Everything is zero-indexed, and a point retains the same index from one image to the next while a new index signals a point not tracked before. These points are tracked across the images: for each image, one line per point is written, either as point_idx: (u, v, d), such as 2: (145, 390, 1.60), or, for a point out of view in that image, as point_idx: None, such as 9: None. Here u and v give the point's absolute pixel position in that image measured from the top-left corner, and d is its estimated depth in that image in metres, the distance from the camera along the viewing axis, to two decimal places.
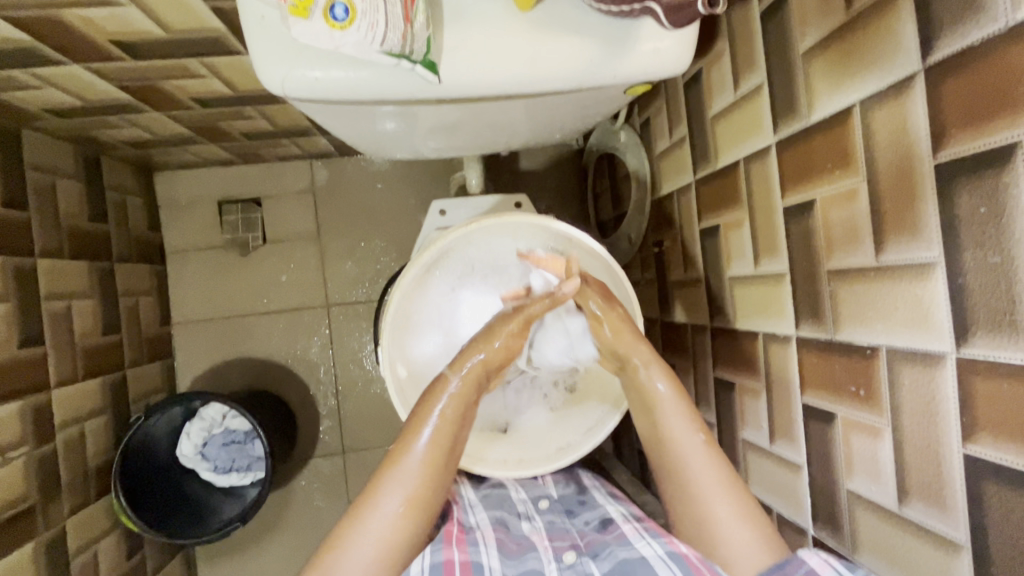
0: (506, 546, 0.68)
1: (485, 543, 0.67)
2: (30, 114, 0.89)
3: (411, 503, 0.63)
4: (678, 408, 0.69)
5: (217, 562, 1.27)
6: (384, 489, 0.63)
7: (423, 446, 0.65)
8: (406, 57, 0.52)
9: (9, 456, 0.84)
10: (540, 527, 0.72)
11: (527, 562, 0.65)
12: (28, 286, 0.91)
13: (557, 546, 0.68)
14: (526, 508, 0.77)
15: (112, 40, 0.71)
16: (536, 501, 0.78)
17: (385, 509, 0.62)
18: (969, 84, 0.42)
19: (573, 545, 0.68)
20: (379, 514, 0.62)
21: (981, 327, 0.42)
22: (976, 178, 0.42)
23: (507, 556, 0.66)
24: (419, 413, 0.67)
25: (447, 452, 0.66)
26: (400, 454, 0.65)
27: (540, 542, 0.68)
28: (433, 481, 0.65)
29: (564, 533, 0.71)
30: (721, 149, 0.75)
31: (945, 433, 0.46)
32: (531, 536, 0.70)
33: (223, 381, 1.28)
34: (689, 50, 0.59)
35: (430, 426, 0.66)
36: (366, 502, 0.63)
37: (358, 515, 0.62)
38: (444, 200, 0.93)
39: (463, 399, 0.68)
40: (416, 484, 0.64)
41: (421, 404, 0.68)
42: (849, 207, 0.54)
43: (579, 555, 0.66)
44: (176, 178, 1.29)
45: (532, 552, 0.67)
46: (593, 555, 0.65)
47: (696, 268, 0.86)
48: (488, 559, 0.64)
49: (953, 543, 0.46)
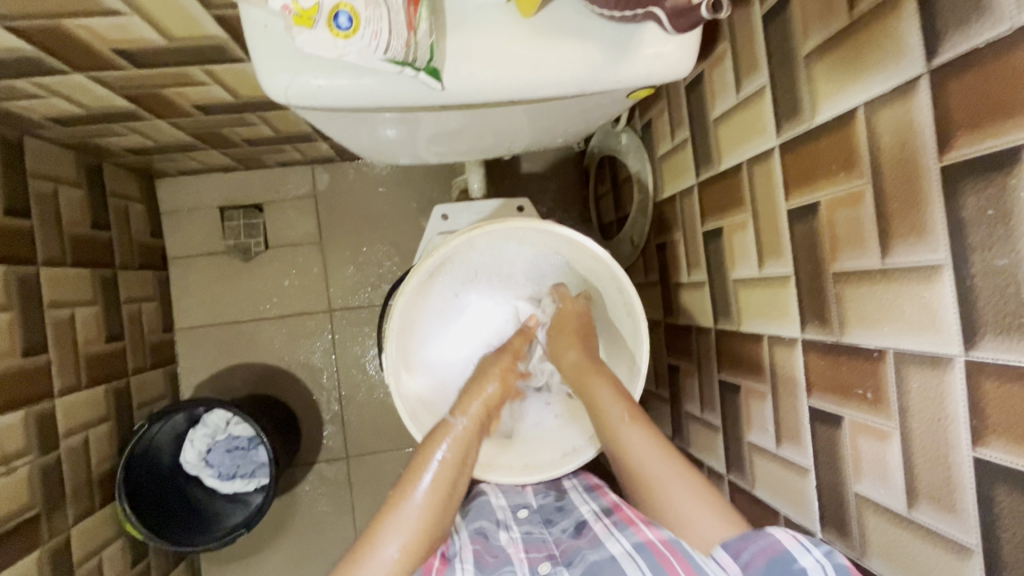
0: (483, 560, 0.66)
1: (462, 560, 0.65)
2: (33, 123, 0.90)
3: (411, 550, 0.61)
4: (617, 407, 0.70)
5: (222, 568, 1.27)
6: (384, 534, 0.61)
7: (424, 491, 0.64)
8: (409, 65, 0.52)
9: (13, 465, 0.84)
10: (518, 538, 0.70)
11: None
12: (31, 294, 0.92)
13: (533, 558, 0.67)
14: (504, 517, 0.75)
15: (114, 49, 0.71)
16: (516, 510, 0.77)
17: (386, 555, 0.60)
18: (974, 87, 0.42)
19: (549, 555, 0.68)
20: (378, 562, 0.59)
21: (990, 330, 0.42)
22: (984, 181, 0.41)
23: (484, 571, 0.65)
24: (418, 460, 0.67)
25: (446, 499, 0.65)
26: (401, 498, 0.63)
27: (517, 555, 0.67)
28: (433, 528, 0.63)
29: (540, 543, 0.70)
30: (724, 151, 0.75)
31: (955, 436, 0.46)
32: (507, 548, 0.69)
33: (227, 387, 1.28)
34: (692, 54, 0.58)
35: (430, 471, 0.65)
36: (364, 550, 0.60)
37: (357, 564, 0.59)
38: (447, 205, 0.93)
39: (462, 444, 0.69)
40: (416, 530, 0.61)
41: (420, 453, 0.67)
42: (854, 209, 0.54)
43: (553, 565, 0.66)
44: (178, 185, 1.29)
45: (509, 565, 0.66)
46: (568, 563, 0.65)
47: (699, 271, 0.85)
48: None
49: (964, 547, 0.46)
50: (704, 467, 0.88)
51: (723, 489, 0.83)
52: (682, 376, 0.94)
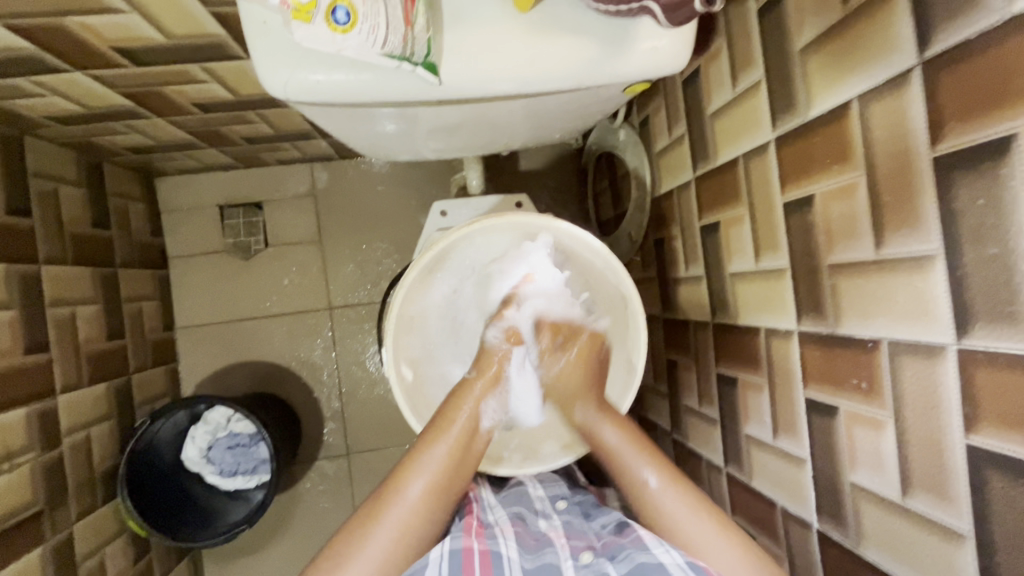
0: (524, 541, 0.66)
1: (504, 536, 0.66)
2: (32, 121, 0.90)
3: (434, 489, 0.65)
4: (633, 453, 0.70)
5: (225, 564, 1.28)
6: (410, 475, 0.66)
7: (447, 438, 0.68)
8: (406, 60, 0.53)
9: (16, 462, 0.84)
10: (558, 526, 0.70)
11: (544, 556, 0.63)
12: (32, 292, 0.92)
13: (574, 546, 0.66)
14: (544, 507, 0.74)
15: (113, 47, 0.71)
16: (554, 501, 0.76)
17: (410, 493, 0.65)
18: (963, 79, 0.42)
19: (590, 546, 0.66)
20: (402, 499, 0.64)
21: (981, 318, 0.43)
22: (975, 171, 0.42)
23: (525, 551, 0.65)
24: (446, 411, 0.71)
25: (468, 443, 0.69)
26: (427, 441, 0.68)
27: (557, 540, 0.66)
28: (458, 469, 0.67)
29: (582, 533, 0.68)
30: (720, 146, 0.76)
31: (948, 423, 0.46)
32: (548, 533, 0.68)
33: (227, 385, 1.29)
34: (687, 49, 0.59)
35: (456, 421, 0.69)
36: (392, 487, 0.65)
37: (384, 498, 0.64)
38: (446, 201, 0.93)
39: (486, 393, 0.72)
40: (440, 471, 0.66)
41: (445, 406, 0.71)
42: (848, 201, 0.54)
43: (596, 555, 0.63)
44: (178, 183, 1.30)
45: (549, 548, 0.65)
46: (610, 556, 0.63)
47: (697, 265, 0.86)
48: (507, 549, 0.64)
49: (957, 533, 0.47)
50: (703, 460, 0.89)
51: (721, 482, 0.84)
52: (681, 371, 0.95)
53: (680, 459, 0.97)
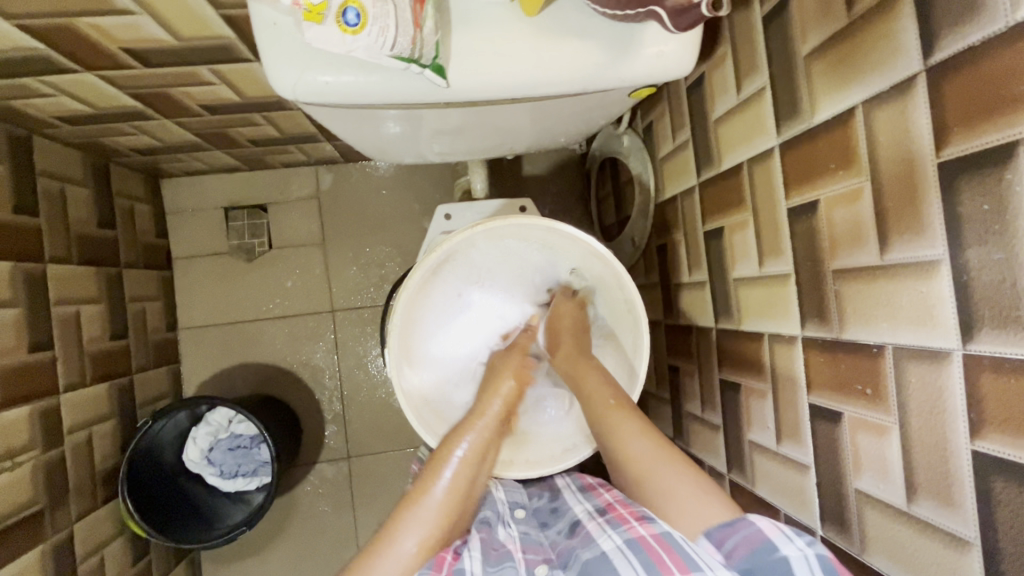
0: (487, 552, 0.64)
1: (467, 548, 0.63)
2: (41, 121, 0.91)
3: (428, 541, 0.61)
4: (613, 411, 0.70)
5: (224, 567, 1.27)
6: (404, 527, 0.61)
7: (443, 484, 0.65)
8: (415, 62, 0.53)
9: (17, 460, 0.84)
10: (516, 535, 0.69)
11: (504, 570, 0.61)
12: (37, 290, 0.92)
13: (531, 559, 0.65)
14: (503, 511, 0.73)
15: (124, 48, 0.72)
16: (513, 508, 0.75)
17: (403, 549, 0.60)
18: (968, 85, 0.42)
19: (547, 559, 0.65)
20: (395, 553, 0.60)
21: (986, 323, 0.43)
22: (979, 176, 0.42)
23: (488, 563, 0.63)
24: (439, 457, 0.68)
25: (465, 489, 0.67)
26: (422, 490, 0.65)
27: (516, 552, 0.65)
28: (451, 523, 0.64)
29: (538, 546, 0.68)
30: (724, 152, 0.76)
31: (953, 430, 0.46)
32: (506, 544, 0.67)
33: (229, 386, 1.29)
34: (692, 53, 0.59)
35: (450, 468, 0.67)
36: (385, 539, 0.61)
37: (377, 553, 0.60)
38: (449, 205, 0.94)
39: (482, 442, 0.70)
40: (435, 520, 0.63)
41: (438, 453, 0.69)
42: (852, 206, 0.55)
43: (551, 568, 0.63)
44: (183, 185, 1.31)
45: (509, 562, 0.63)
46: (564, 565, 0.61)
47: (700, 271, 0.86)
48: (470, 565, 0.60)
49: (962, 540, 0.46)
50: (704, 466, 0.88)
51: (723, 487, 0.83)
52: (682, 377, 0.95)
53: None
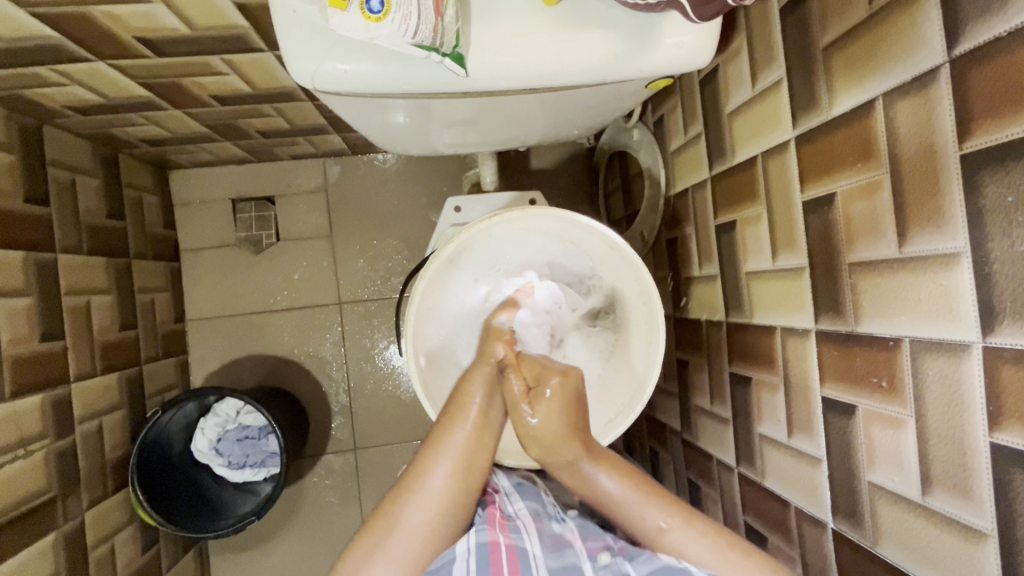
0: (546, 539, 0.66)
1: (527, 532, 0.66)
2: (53, 111, 0.91)
3: (458, 475, 0.65)
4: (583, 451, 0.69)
5: (231, 557, 1.28)
6: (430, 466, 0.64)
7: (463, 430, 0.67)
8: (436, 50, 0.53)
9: (30, 448, 0.85)
10: (573, 528, 0.70)
11: (566, 557, 0.62)
12: (49, 280, 0.93)
13: (592, 547, 0.65)
14: (557, 510, 0.74)
15: (138, 37, 0.72)
16: (567, 508, 0.76)
17: (434, 483, 0.63)
18: (993, 76, 0.42)
19: (608, 547, 0.65)
20: (427, 489, 0.63)
21: (1007, 315, 0.43)
22: (1004, 168, 0.42)
23: (547, 548, 0.64)
24: (456, 400, 0.69)
25: (484, 429, 0.68)
26: (442, 433, 0.66)
27: (576, 542, 0.66)
28: (476, 458, 0.66)
29: (598, 537, 0.68)
30: (738, 145, 0.76)
31: (971, 422, 0.46)
32: (566, 535, 0.68)
33: (236, 378, 1.29)
34: (711, 45, 0.59)
35: (467, 411, 0.67)
36: (414, 478, 0.64)
37: (409, 489, 0.63)
38: (460, 197, 0.94)
39: (496, 377, 0.70)
40: (461, 457, 0.65)
41: (456, 395, 0.69)
42: (870, 199, 0.54)
43: (615, 555, 0.62)
44: (192, 177, 1.31)
45: (570, 550, 0.64)
46: (630, 557, 0.61)
47: (711, 265, 0.86)
48: (531, 545, 0.63)
49: (978, 531, 0.46)
50: (713, 459, 0.89)
51: (732, 481, 0.84)
52: (692, 371, 0.95)
53: (690, 460, 0.97)
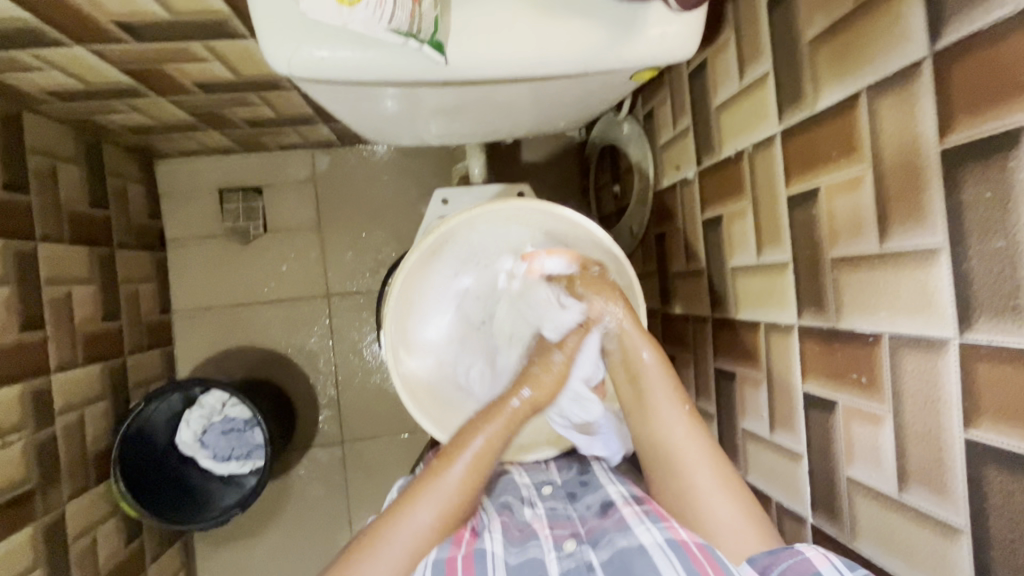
0: (510, 532, 0.68)
1: (489, 530, 0.67)
2: (32, 96, 0.89)
3: (443, 517, 0.66)
4: (664, 400, 0.72)
5: (217, 549, 1.27)
6: (421, 500, 0.66)
7: (460, 468, 0.68)
8: (413, 37, 0.53)
9: (9, 439, 0.84)
10: (542, 514, 0.72)
11: (528, 550, 0.65)
12: (28, 270, 0.91)
13: (558, 535, 0.68)
14: (529, 493, 0.76)
15: (116, 21, 0.70)
16: (540, 487, 0.78)
17: (418, 519, 0.65)
18: (975, 70, 0.42)
19: (574, 533, 0.69)
20: (412, 522, 0.64)
21: (984, 312, 0.43)
22: (983, 164, 0.42)
23: (510, 543, 0.67)
24: (461, 438, 0.70)
25: (482, 473, 0.69)
26: (441, 468, 0.68)
27: (541, 531, 0.68)
28: (466, 501, 0.67)
29: (565, 521, 0.71)
30: (725, 139, 0.75)
31: (948, 419, 0.46)
32: (532, 523, 0.70)
33: (223, 369, 1.28)
34: (696, 36, 0.59)
35: (468, 452, 0.69)
36: (403, 508, 0.65)
37: (396, 517, 0.65)
38: (447, 189, 0.93)
39: (505, 428, 0.72)
40: (450, 500, 0.66)
41: (461, 434, 0.71)
42: (853, 195, 0.54)
43: (579, 543, 0.66)
44: (178, 165, 1.29)
45: (535, 540, 0.67)
46: (594, 543, 0.65)
47: (698, 260, 0.86)
48: (491, 544, 0.65)
49: (952, 527, 0.47)
50: None
51: None
52: (678, 365, 0.95)
53: None
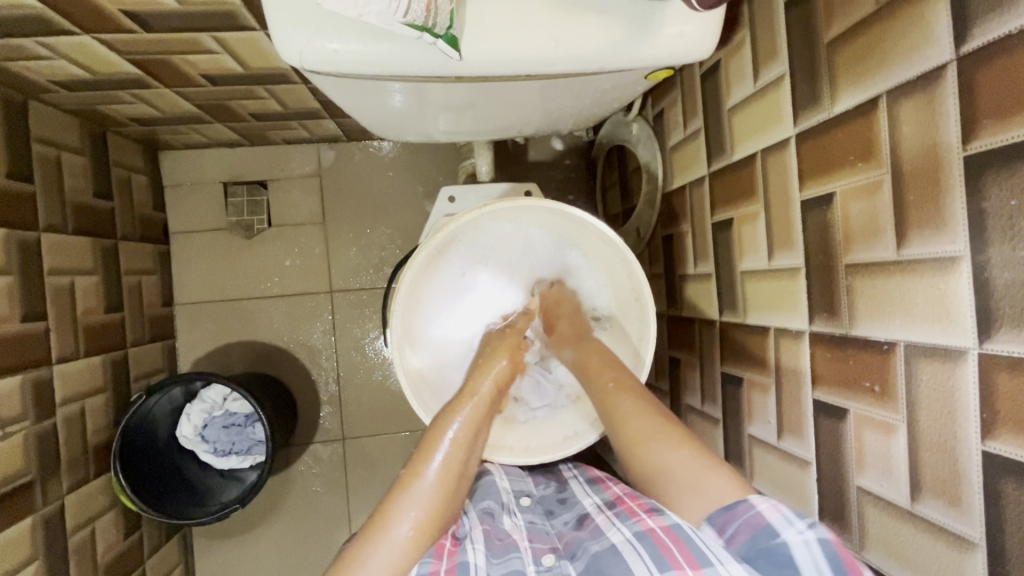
0: (492, 543, 0.66)
1: (472, 541, 0.65)
2: (38, 86, 0.88)
3: (424, 526, 0.61)
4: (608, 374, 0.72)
5: (215, 544, 1.27)
6: (397, 513, 0.60)
7: (434, 469, 0.64)
8: (429, 31, 0.52)
9: (8, 430, 0.83)
10: (522, 526, 0.71)
11: (510, 562, 0.63)
12: (31, 260, 0.91)
13: (537, 548, 0.67)
14: (509, 500, 0.75)
15: (125, 10, 0.70)
16: (518, 497, 0.77)
17: (397, 533, 0.59)
18: (1000, 75, 0.41)
19: (553, 547, 0.68)
20: (391, 539, 0.58)
21: (1006, 322, 0.42)
22: (1006, 171, 0.41)
23: (492, 554, 0.64)
24: (431, 439, 0.66)
25: (457, 475, 0.65)
26: (414, 476, 0.63)
27: (521, 542, 0.67)
28: (446, 503, 0.63)
29: (544, 535, 0.71)
30: (737, 141, 0.74)
31: (965, 429, 0.45)
32: (512, 535, 0.69)
33: (225, 363, 1.28)
34: (713, 36, 0.58)
35: (442, 450, 0.65)
36: (378, 526, 0.60)
37: (370, 539, 0.59)
38: (454, 187, 0.92)
39: (474, 421, 0.69)
40: (429, 506, 0.61)
41: (431, 433, 0.67)
42: (870, 200, 0.53)
43: (558, 557, 0.65)
44: (183, 158, 1.28)
45: (515, 552, 0.65)
46: (572, 556, 0.64)
47: (706, 263, 0.85)
48: (474, 557, 0.62)
49: (967, 541, 0.46)
50: None
51: None
52: (683, 369, 0.94)
53: None
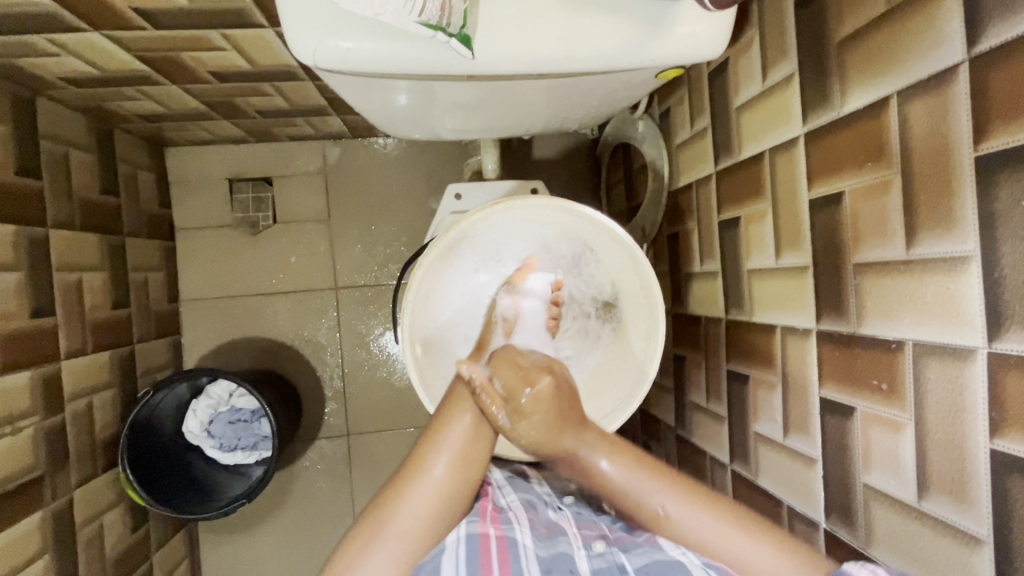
0: (538, 529, 0.67)
1: (519, 522, 0.66)
2: (47, 82, 0.89)
3: (458, 469, 0.60)
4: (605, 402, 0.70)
5: (220, 540, 1.28)
6: (431, 456, 0.60)
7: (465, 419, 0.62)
8: (443, 30, 0.52)
9: (19, 425, 0.84)
10: (569, 517, 0.72)
11: (558, 545, 0.64)
12: (39, 257, 0.91)
13: (587, 536, 0.67)
14: (552, 496, 0.76)
15: (135, 7, 0.70)
16: (561, 493, 0.78)
17: (432, 477, 0.59)
18: (1013, 76, 0.41)
19: (602, 537, 0.67)
20: (426, 481, 0.59)
21: (1015, 322, 0.42)
22: (1017, 172, 0.41)
23: (539, 538, 0.65)
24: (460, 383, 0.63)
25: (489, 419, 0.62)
26: (444, 422, 0.62)
27: (570, 530, 0.68)
28: (479, 448, 0.61)
29: (592, 525, 0.70)
30: (745, 140, 0.75)
31: (973, 429, 0.46)
32: (560, 523, 0.69)
33: (231, 359, 1.28)
34: (724, 36, 0.58)
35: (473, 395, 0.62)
36: (414, 468, 0.60)
37: (406, 480, 0.59)
38: (461, 184, 0.92)
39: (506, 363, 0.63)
40: (462, 450, 0.61)
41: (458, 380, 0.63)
42: (879, 199, 0.54)
43: (608, 546, 0.64)
44: (189, 154, 1.28)
45: (563, 538, 0.66)
46: (624, 548, 0.63)
47: (712, 261, 0.85)
48: (522, 536, 0.63)
49: (974, 538, 0.46)
50: (707, 455, 0.89)
51: (726, 478, 0.83)
52: (688, 367, 0.95)
53: (683, 455, 0.97)
